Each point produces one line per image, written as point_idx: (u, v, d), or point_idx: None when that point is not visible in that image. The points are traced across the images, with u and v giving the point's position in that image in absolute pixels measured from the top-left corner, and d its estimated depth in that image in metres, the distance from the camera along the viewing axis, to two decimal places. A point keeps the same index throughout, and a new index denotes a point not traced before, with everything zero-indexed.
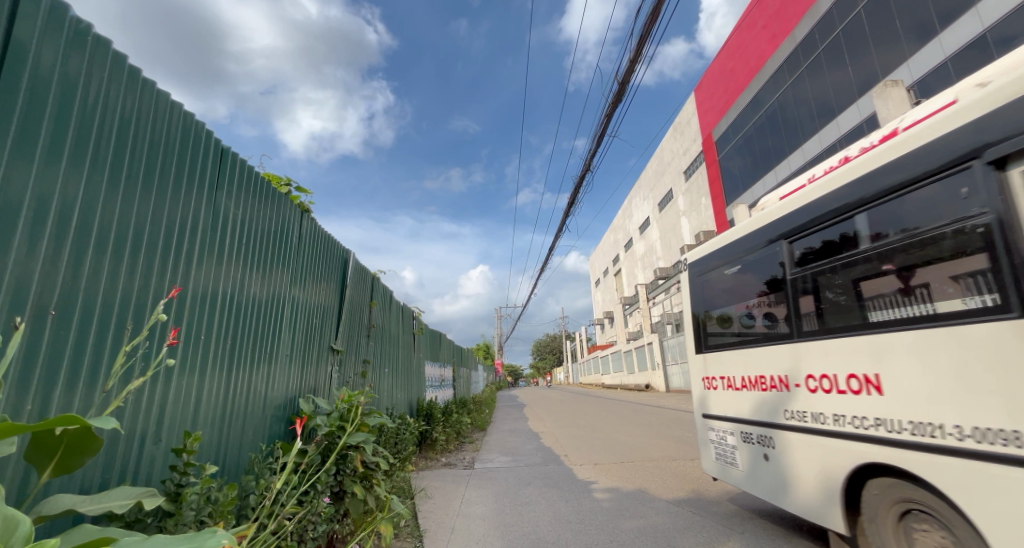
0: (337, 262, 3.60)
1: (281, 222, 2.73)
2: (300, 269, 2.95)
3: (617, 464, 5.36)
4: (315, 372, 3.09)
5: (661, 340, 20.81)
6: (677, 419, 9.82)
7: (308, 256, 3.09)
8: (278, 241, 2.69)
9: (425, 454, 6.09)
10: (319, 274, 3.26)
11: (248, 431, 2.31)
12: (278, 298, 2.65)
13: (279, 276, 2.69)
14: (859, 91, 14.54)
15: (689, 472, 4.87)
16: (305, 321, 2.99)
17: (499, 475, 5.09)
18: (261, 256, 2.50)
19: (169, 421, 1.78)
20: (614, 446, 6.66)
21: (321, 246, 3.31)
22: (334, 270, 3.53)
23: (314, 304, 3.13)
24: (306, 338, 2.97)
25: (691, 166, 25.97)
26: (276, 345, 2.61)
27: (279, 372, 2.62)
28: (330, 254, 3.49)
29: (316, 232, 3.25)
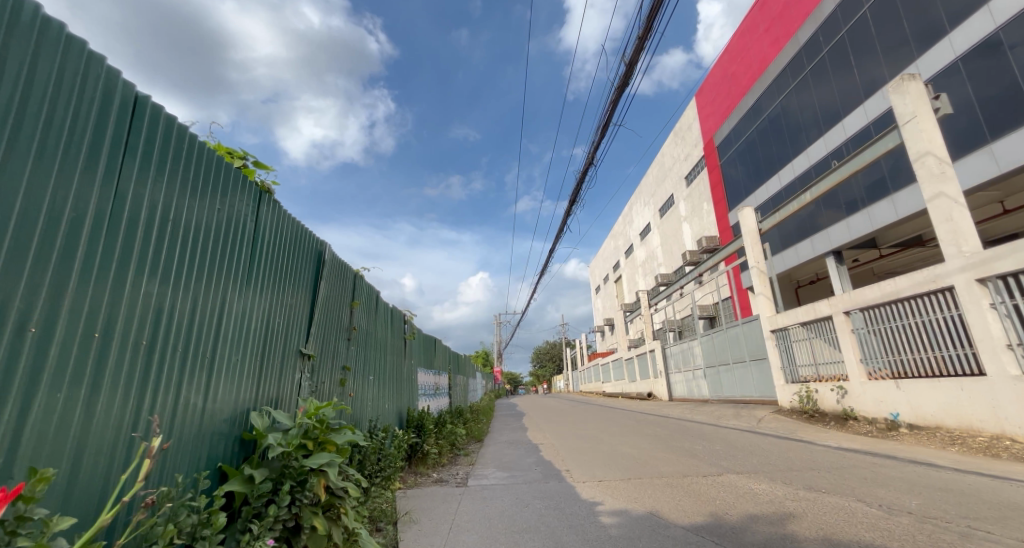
0: (309, 254, 3.19)
1: (233, 202, 2.31)
2: (258, 264, 2.52)
3: (623, 482, 4.92)
4: (278, 381, 2.65)
5: (664, 347, 20.30)
6: (684, 430, 9.37)
7: (269, 249, 2.65)
8: (227, 229, 2.26)
9: (414, 469, 5.65)
10: (286, 268, 2.84)
11: (185, 457, 1.87)
12: (227, 294, 2.23)
13: (229, 266, 2.26)
14: (865, 93, 14.24)
15: (704, 492, 4.41)
16: (265, 322, 2.56)
17: (493, 494, 4.61)
18: (203, 246, 2.07)
19: (28, 456, 1.33)
20: (619, 460, 6.20)
21: (287, 234, 2.89)
22: (305, 264, 3.11)
23: (278, 302, 2.71)
24: (266, 344, 2.55)
25: (692, 171, 25.67)
26: (223, 349, 2.18)
27: (226, 382, 2.19)
28: (300, 245, 3.08)
29: (282, 219, 2.84)
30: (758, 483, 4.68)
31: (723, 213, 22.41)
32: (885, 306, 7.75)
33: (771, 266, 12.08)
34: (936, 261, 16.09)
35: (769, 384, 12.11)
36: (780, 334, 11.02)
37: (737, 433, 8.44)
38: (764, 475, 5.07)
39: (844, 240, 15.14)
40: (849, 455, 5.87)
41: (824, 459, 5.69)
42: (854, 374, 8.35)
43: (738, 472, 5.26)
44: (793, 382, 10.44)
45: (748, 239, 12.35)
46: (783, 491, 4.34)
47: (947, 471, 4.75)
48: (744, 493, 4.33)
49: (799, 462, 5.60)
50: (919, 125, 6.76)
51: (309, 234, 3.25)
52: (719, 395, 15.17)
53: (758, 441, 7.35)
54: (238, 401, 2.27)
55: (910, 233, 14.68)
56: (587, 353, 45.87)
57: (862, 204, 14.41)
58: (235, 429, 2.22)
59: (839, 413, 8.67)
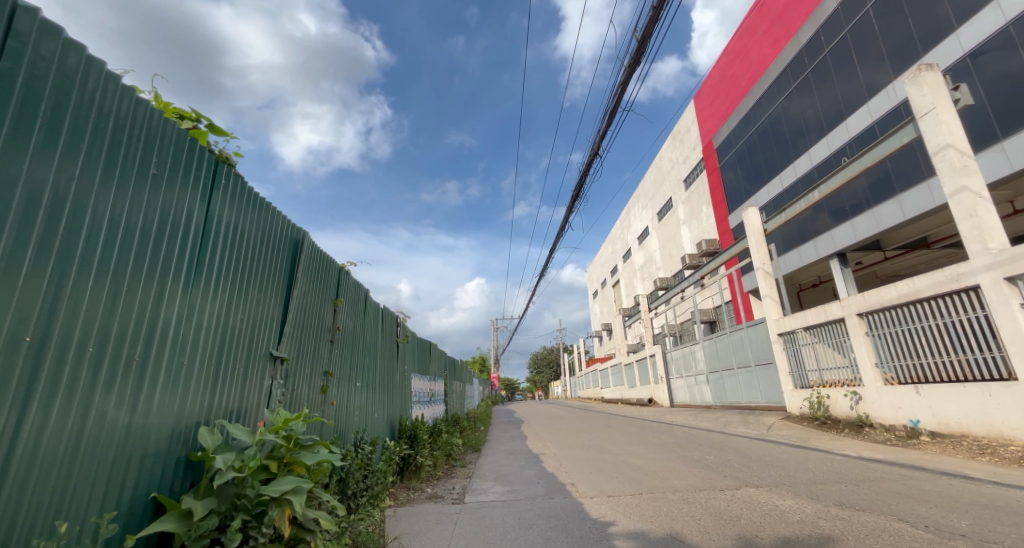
0: (281, 242, 2.77)
1: (177, 169, 1.89)
2: (212, 250, 2.09)
3: (635, 498, 4.52)
4: (236, 388, 2.21)
5: (664, 352, 19.90)
6: (691, 437, 8.95)
7: (229, 233, 2.23)
8: (170, 203, 1.84)
9: (406, 484, 5.20)
10: (251, 255, 2.41)
11: (94, 489, 1.46)
12: (166, 280, 1.80)
13: (170, 247, 1.83)
14: (869, 93, 14.03)
15: (725, 510, 4.01)
16: (221, 319, 2.12)
17: (493, 514, 4.16)
18: (131, 223, 1.65)
19: None
20: (627, 472, 5.78)
21: (252, 218, 2.45)
22: (276, 252, 2.70)
23: (239, 294, 2.28)
24: (224, 345, 2.13)
25: (692, 174, 25.40)
26: (157, 351, 1.74)
27: (163, 391, 1.74)
28: (272, 232, 2.66)
29: (247, 198, 2.41)
30: (782, 499, 4.30)
31: (723, 216, 22.13)
32: (903, 308, 7.38)
33: (777, 267, 11.73)
34: (959, 260, 15.43)
35: (778, 389, 11.71)
36: (788, 337, 10.65)
37: (747, 441, 8.04)
38: (787, 489, 4.68)
39: (848, 242, 14.83)
40: (873, 465, 5.49)
41: (847, 470, 5.30)
42: (869, 379, 7.98)
43: (757, 486, 4.87)
44: (802, 387, 10.07)
45: (753, 240, 11.98)
46: (814, 508, 3.95)
47: (984, 484, 4.38)
48: (768, 510, 3.94)
49: (822, 474, 5.20)
50: (937, 117, 6.41)
51: (283, 219, 2.83)
52: (723, 401, 14.77)
53: (772, 450, 6.96)
54: (180, 414, 1.82)
55: (916, 234, 14.56)
56: (584, 358, 45.35)
57: (867, 204, 14.10)
58: (175, 447, 1.78)
59: (854, 420, 8.29)
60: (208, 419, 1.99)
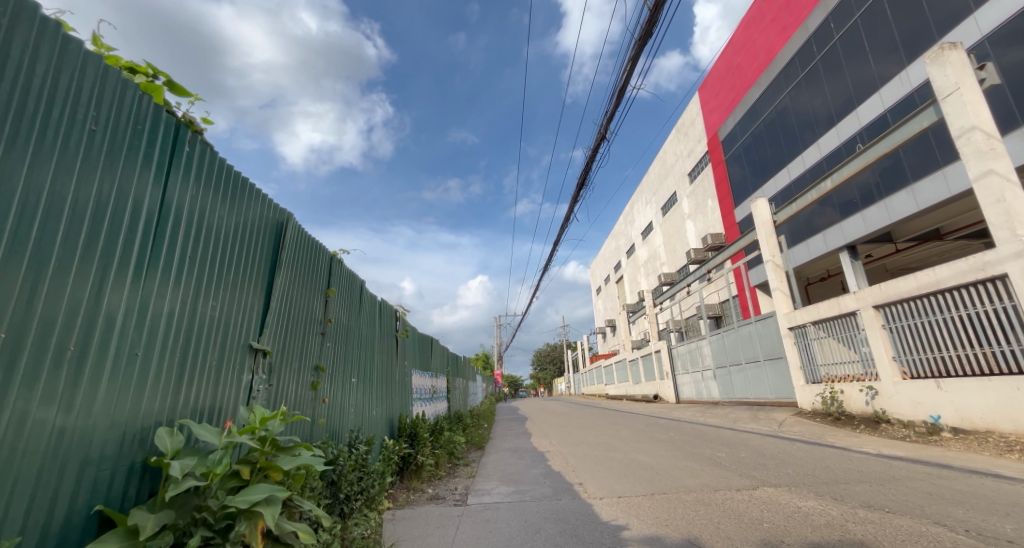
0: (262, 225, 2.49)
1: (125, 130, 1.60)
2: (175, 230, 1.80)
3: (646, 499, 4.29)
4: (207, 386, 1.96)
5: (669, 348, 19.64)
6: (700, 434, 8.69)
7: (197, 212, 1.93)
8: (116, 172, 1.54)
9: (407, 484, 4.99)
10: (227, 236, 2.14)
11: (13, 504, 1.20)
12: (110, 263, 1.51)
13: (115, 226, 1.54)
14: (881, 80, 13.66)
15: (745, 511, 3.78)
16: (187, 310, 1.85)
17: (497, 517, 3.92)
18: (54, 197, 1.35)
19: None
20: (638, 472, 5.54)
21: (227, 195, 2.15)
22: (257, 236, 2.42)
23: (211, 282, 2.01)
24: (189, 340, 1.86)
25: (697, 168, 25.03)
26: (99, 346, 1.46)
27: (106, 389, 1.47)
28: (252, 213, 2.38)
29: (222, 172, 2.12)
30: (803, 500, 4.06)
31: (729, 210, 21.80)
32: (923, 299, 7.08)
33: (787, 259, 11.43)
34: (973, 251, 15.05)
35: (788, 385, 11.44)
36: (799, 331, 10.36)
37: (759, 437, 7.80)
38: (808, 489, 4.43)
39: (859, 234, 14.48)
40: (895, 464, 5.24)
41: (870, 468, 5.04)
42: (886, 374, 7.69)
43: (776, 485, 4.62)
44: (814, 382, 9.80)
45: (763, 232, 11.67)
46: (840, 510, 3.71)
47: (1020, 484, 4.13)
48: (791, 512, 3.70)
49: (843, 473, 4.94)
50: (962, 98, 6.09)
51: (265, 200, 2.55)
52: (731, 397, 14.50)
53: (786, 447, 6.72)
54: (132, 415, 1.56)
55: (928, 225, 14.20)
56: (588, 354, 45.09)
57: (878, 195, 13.73)
58: (128, 452, 1.54)
59: (870, 416, 8.03)
60: (169, 420, 1.73)
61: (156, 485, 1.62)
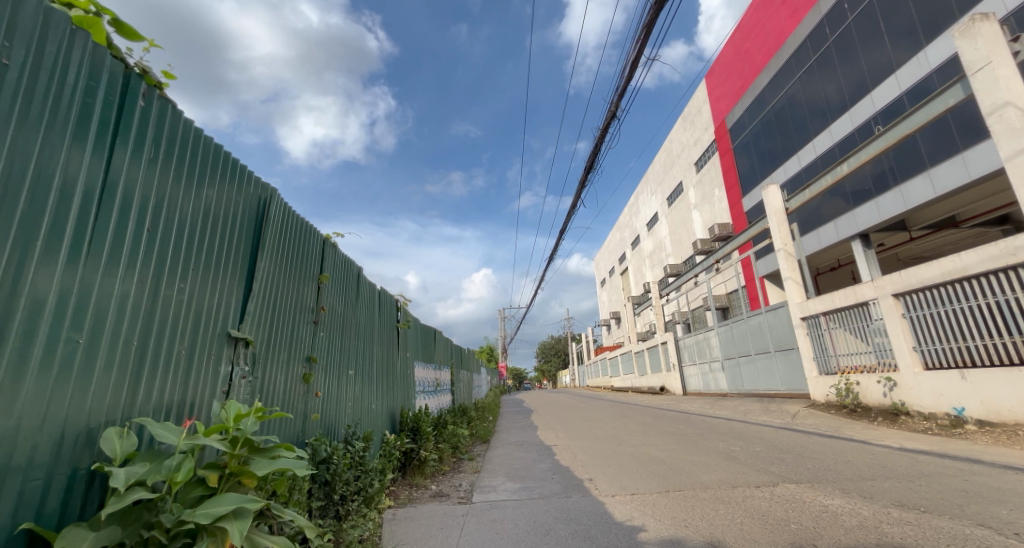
0: (243, 201, 2.25)
1: (51, 80, 1.34)
2: (125, 205, 1.54)
3: (661, 496, 4.07)
4: (173, 376, 1.72)
5: (676, 340, 19.34)
6: (712, 427, 8.43)
7: (156, 184, 1.68)
8: (36, 133, 1.29)
9: (409, 480, 4.79)
10: (196, 212, 1.88)
11: None
12: (34, 238, 1.26)
13: (38, 197, 1.28)
14: (897, 62, 13.20)
15: (768, 510, 3.55)
16: (146, 295, 1.61)
17: (504, 516, 3.70)
18: None
19: None
20: (650, 467, 5.32)
21: (197, 165, 1.90)
22: (235, 213, 2.18)
23: (177, 262, 1.77)
24: (147, 328, 1.61)
25: (703, 157, 24.59)
26: (22, 333, 1.22)
27: (35, 382, 1.23)
28: (229, 188, 2.13)
29: (187, 139, 1.86)
30: (829, 497, 3.83)
31: (737, 199, 21.40)
32: (946, 286, 6.87)
33: (800, 247, 11.10)
34: (989, 239, 14.66)
35: (800, 376, 11.17)
36: (812, 321, 10.07)
37: (774, 430, 7.55)
38: (833, 486, 4.19)
39: (872, 222, 14.09)
40: (920, 458, 4.99)
41: (896, 464, 4.79)
42: (907, 364, 7.43)
43: (798, 482, 4.39)
44: (828, 373, 9.53)
45: (774, 220, 11.35)
46: (871, 509, 3.47)
47: None
48: (818, 512, 3.46)
49: (868, 469, 4.70)
50: (994, 72, 5.75)
51: (246, 173, 2.31)
52: (739, 389, 14.26)
53: (803, 440, 6.48)
54: (71, 412, 1.32)
55: (944, 213, 13.80)
56: (593, 346, 44.82)
57: (892, 181, 13.32)
58: (68, 456, 1.31)
59: (888, 408, 7.77)
60: (120, 419, 1.49)
61: (104, 496, 1.39)
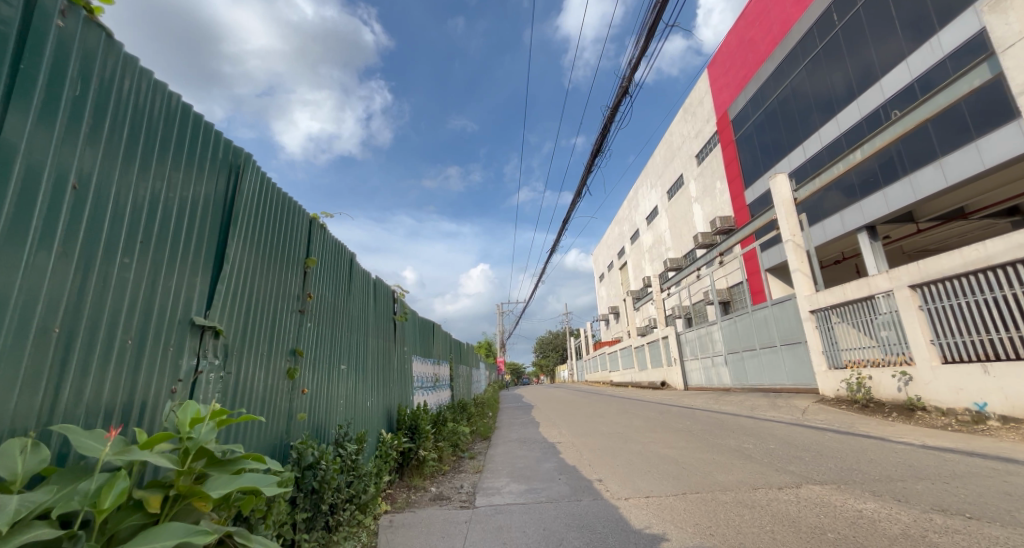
0: (211, 168, 1.91)
1: None
2: (32, 170, 1.21)
3: (678, 500, 3.79)
4: (110, 374, 1.40)
5: (678, 334, 19.08)
6: (719, 423, 8.17)
7: (82, 145, 1.34)
8: None
9: (407, 481, 4.51)
10: (143, 177, 1.55)
11: None
12: None
13: None
14: (909, 48, 12.87)
15: (798, 516, 3.27)
16: (68, 276, 1.28)
17: (512, 522, 3.42)
18: None
19: None
20: (663, 466, 5.05)
21: (141, 120, 1.56)
22: (200, 180, 1.84)
23: (117, 238, 1.44)
24: (69, 324, 1.28)
25: (705, 149, 24.25)
26: None
27: None
28: (189, 151, 1.79)
29: (128, 89, 1.52)
30: (861, 500, 3.56)
31: (739, 191, 21.09)
32: (968, 277, 6.58)
33: (808, 239, 10.81)
34: (998, 230, 14.42)
35: (807, 371, 10.93)
36: (821, 314, 9.80)
37: (784, 427, 7.29)
38: (861, 488, 3.91)
39: (879, 214, 13.81)
40: (947, 457, 4.72)
41: (924, 462, 4.53)
42: (924, 357, 7.20)
43: (822, 483, 4.11)
44: (838, 368, 9.29)
45: (782, 210, 11.06)
46: (910, 514, 3.19)
47: None
48: (852, 518, 3.18)
49: (895, 469, 4.41)
50: None
51: (214, 134, 1.96)
52: (743, 384, 14.03)
53: (817, 437, 6.22)
54: None
55: (952, 205, 13.54)
56: (591, 341, 44.68)
57: (901, 171, 13.01)
58: None
59: (902, 404, 7.51)
60: (26, 429, 1.15)
61: None
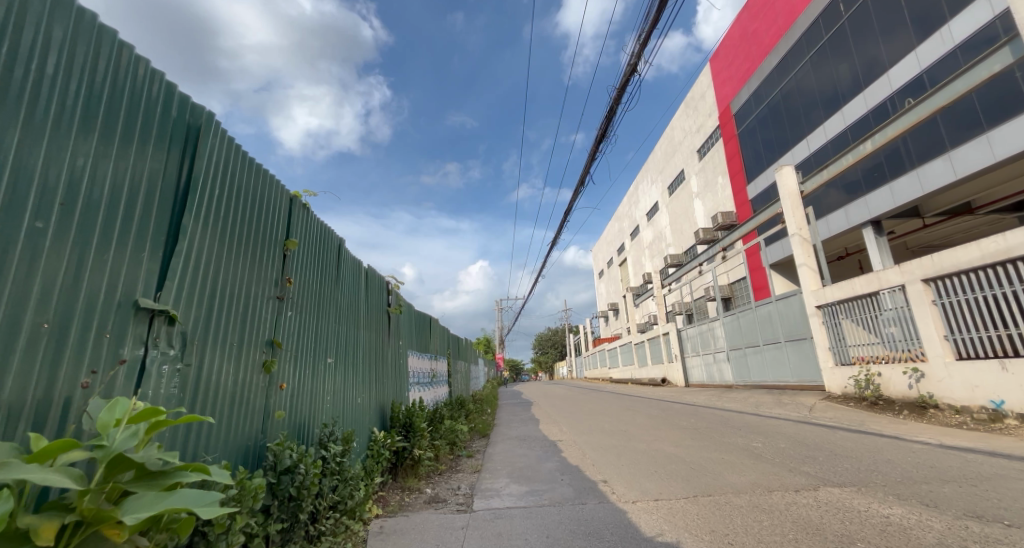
0: (161, 126, 1.63)
1: None
2: None
3: (689, 503, 3.56)
4: (9, 363, 1.14)
5: (678, 330, 18.88)
6: (724, 421, 7.94)
7: None
8: None
9: (401, 483, 4.26)
10: (57, 135, 1.27)
11: None
12: None
13: None
14: (918, 39, 12.60)
15: (821, 522, 3.03)
16: None
17: (511, 529, 3.17)
18: None
19: None
20: (671, 466, 4.81)
21: (51, 61, 1.28)
22: (146, 140, 1.56)
23: (21, 202, 1.17)
24: None
25: (706, 144, 23.98)
26: None
27: None
28: (130, 103, 1.51)
29: (33, 24, 1.24)
30: (886, 504, 3.32)
31: (741, 186, 20.82)
32: (984, 270, 6.34)
33: (815, 232, 10.57)
34: (1005, 225, 14.17)
35: (812, 368, 10.71)
36: (828, 309, 9.56)
37: (792, 425, 7.06)
38: (884, 490, 3.66)
39: (885, 208, 13.55)
40: (969, 458, 4.47)
41: (947, 463, 4.29)
42: (937, 353, 6.97)
43: (841, 485, 3.86)
44: (845, 364, 9.06)
45: (788, 203, 10.79)
46: (942, 521, 2.95)
47: None
48: (880, 525, 2.94)
49: (916, 470, 4.17)
50: None
51: (167, 88, 1.67)
52: (746, 381, 13.82)
53: (827, 436, 6.00)
54: None
55: (959, 199, 13.29)
56: (591, 338, 44.50)
57: (909, 164, 12.74)
58: None
59: (913, 401, 7.29)
60: None
61: None
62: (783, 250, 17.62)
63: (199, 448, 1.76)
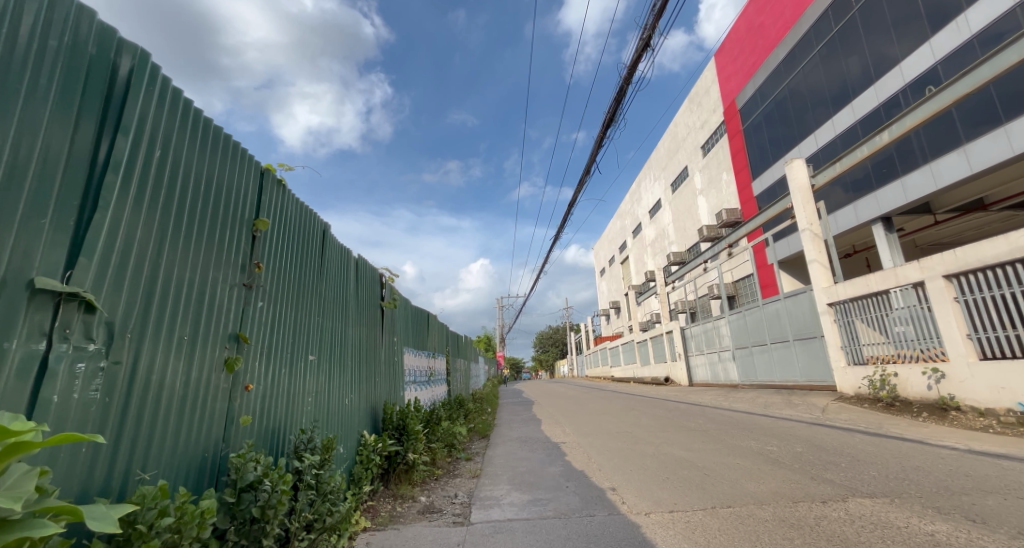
0: (67, 66, 1.31)
1: None
2: None
3: (707, 516, 3.23)
4: None
5: (681, 329, 18.57)
6: (734, 422, 7.63)
7: None
8: None
9: (393, 490, 3.96)
10: None
11: None
12: None
13: None
14: (933, 29, 12.22)
15: (859, 541, 2.70)
16: None
17: (511, 545, 2.84)
18: None
19: None
20: (682, 472, 4.50)
21: None
22: (41, 82, 1.24)
23: None
24: None
25: (710, 139, 23.62)
26: None
27: None
28: (16, 38, 1.18)
29: None
30: (927, 520, 3.00)
31: (746, 183, 20.43)
32: (1011, 266, 6.02)
33: (827, 227, 10.21)
34: (1019, 222, 13.81)
35: (823, 367, 10.38)
36: (840, 307, 9.23)
37: (805, 427, 6.75)
38: (921, 503, 3.33)
39: (896, 204, 13.19)
40: (1006, 465, 4.15)
41: (982, 472, 3.97)
42: (959, 353, 6.65)
43: (872, 496, 3.54)
44: (859, 363, 8.74)
45: (799, 198, 10.44)
46: (997, 542, 2.61)
47: None
48: (927, 545, 2.60)
49: (950, 479, 3.85)
50: None
51: (75, 21, 1.34)
52: (752, 381, 13.50)
53: (846, 440, 5.67)
54: None
55: (971, 196, 12.95)
56: (592, 337, 44.20)
57: (921, 158, 12.36)
58: None
59: (932, 402, 6.97)
60: None
61: None
62: (789, 247, 17.30)
63: (133, 464, 1.46)
